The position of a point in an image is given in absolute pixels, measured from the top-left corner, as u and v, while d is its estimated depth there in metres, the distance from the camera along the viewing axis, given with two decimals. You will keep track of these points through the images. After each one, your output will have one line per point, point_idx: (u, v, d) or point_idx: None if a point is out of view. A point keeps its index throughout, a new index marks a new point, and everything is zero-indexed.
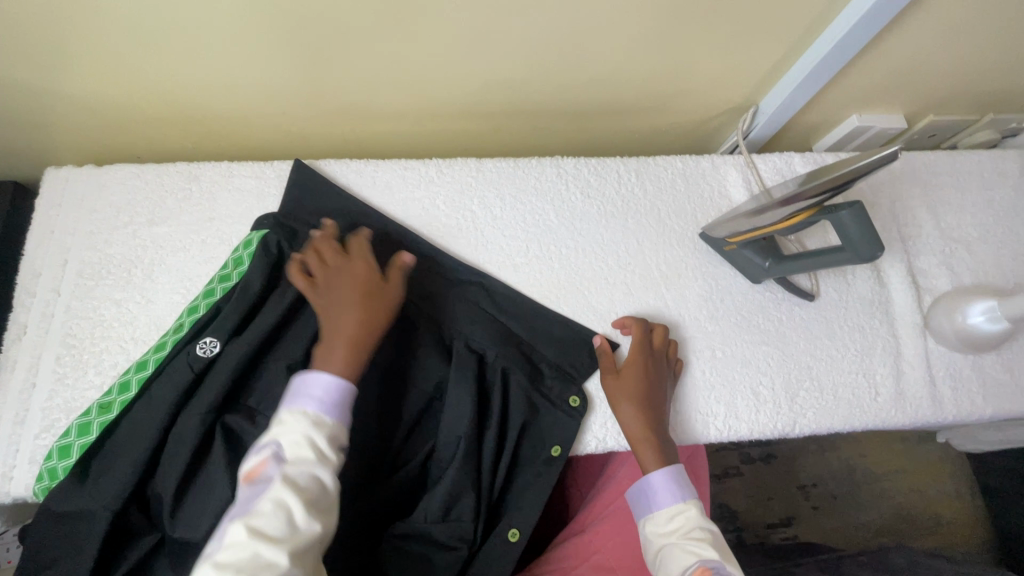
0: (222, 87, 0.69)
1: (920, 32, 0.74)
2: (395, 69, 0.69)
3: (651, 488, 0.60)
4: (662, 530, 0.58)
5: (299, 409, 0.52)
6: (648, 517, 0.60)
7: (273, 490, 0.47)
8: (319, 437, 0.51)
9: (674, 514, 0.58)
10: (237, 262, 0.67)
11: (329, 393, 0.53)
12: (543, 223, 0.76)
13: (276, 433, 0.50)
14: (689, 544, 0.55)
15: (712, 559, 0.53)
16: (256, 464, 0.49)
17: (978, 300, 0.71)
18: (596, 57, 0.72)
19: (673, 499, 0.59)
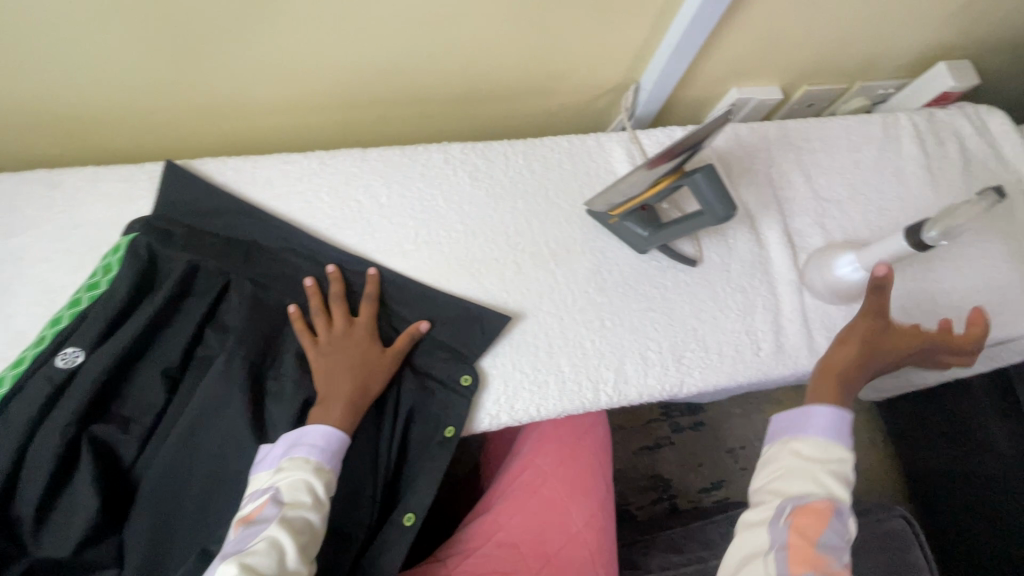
0: (74, 90, 0.66)
1: (772, 6, 0.79)
2: (258, 62, 0.68)
3: (811, 423, 0.63)
4: (815, 454, 0.62)
5: (299, 457, 0.58)
6: (801, 438, 0.63)
7: (269, 530, 0.53)
8: (316, 484, 0.57)
9: (830, 450, 0.62)
10: (106, 269, 0.65)
11: (327, 442, 0.59)
12: (432, 209, 0.76)
13: (281, 476, 0.57)
14: (820, 475, 0.60)
15: (839, 498, 0.59)
16: (256, 507, 0.55)
17: (842, 255, 0.77)
18: (467, 41, 0.73)
19: (831, 437, 0.62)
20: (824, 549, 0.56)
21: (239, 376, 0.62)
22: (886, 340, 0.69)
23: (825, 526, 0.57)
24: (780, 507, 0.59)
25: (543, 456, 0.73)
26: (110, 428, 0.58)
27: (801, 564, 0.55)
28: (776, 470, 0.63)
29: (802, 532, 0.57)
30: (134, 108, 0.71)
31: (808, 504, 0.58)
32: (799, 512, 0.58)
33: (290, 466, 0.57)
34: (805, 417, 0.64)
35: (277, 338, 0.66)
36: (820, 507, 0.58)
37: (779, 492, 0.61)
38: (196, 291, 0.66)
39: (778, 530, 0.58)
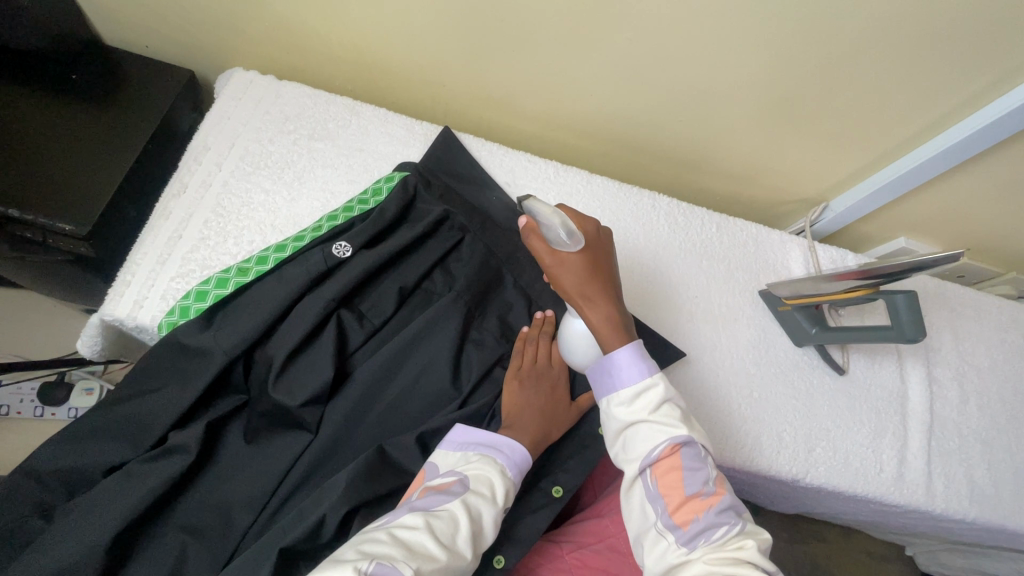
0: (409, 50, 0.82)
1: (974, 182, 0.89)
2: (553, 78, 0.82)
3: (616, 366, 0.60)
4: (630, 410, 0.58)
5: (489, 455, 0.63)
6: (611, 396, 0.60)
7: (452, 505, 0.57)
8: (498, 485, 0.61)
9: (639, 392, 0.59)
10: (377, 191, 0.77)
11: (514, 454, 0.63)
12: (631, 241, 0.87)
13: (470, 466, 0.62)
14: (646, 427, 0.57)
15: (681, 436, 0.56)
16: (444, 482, 0.60)
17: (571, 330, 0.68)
18: (718, 120, 0.85)
19: (637, 377, 0.59)
20: (693, 486, 0.54)
21: (457, 315, 0.71)
22: (581, 272, 0.63)
23: (684, 468, 0.55)
24: (641, 472, 0.56)
25: None
26: (351, 316, 0.69)
27: (686, 513, 0.53)
28: (622, 443, 0.59)
29: (667, 487, 0.55)
30: (439, 78, 0.86)
31: (658, 459, 0.55)
32: (656, 472, 0.56)
33: (481, 460, 0.62)
34: (607, 372, 0.60)
35: (487, 297, 0.76)
36: (668, 457, 0.55)
37: (631, 457, 0.57)
38: (439, 236, 0.76)
39: (650, 490, 0.55)
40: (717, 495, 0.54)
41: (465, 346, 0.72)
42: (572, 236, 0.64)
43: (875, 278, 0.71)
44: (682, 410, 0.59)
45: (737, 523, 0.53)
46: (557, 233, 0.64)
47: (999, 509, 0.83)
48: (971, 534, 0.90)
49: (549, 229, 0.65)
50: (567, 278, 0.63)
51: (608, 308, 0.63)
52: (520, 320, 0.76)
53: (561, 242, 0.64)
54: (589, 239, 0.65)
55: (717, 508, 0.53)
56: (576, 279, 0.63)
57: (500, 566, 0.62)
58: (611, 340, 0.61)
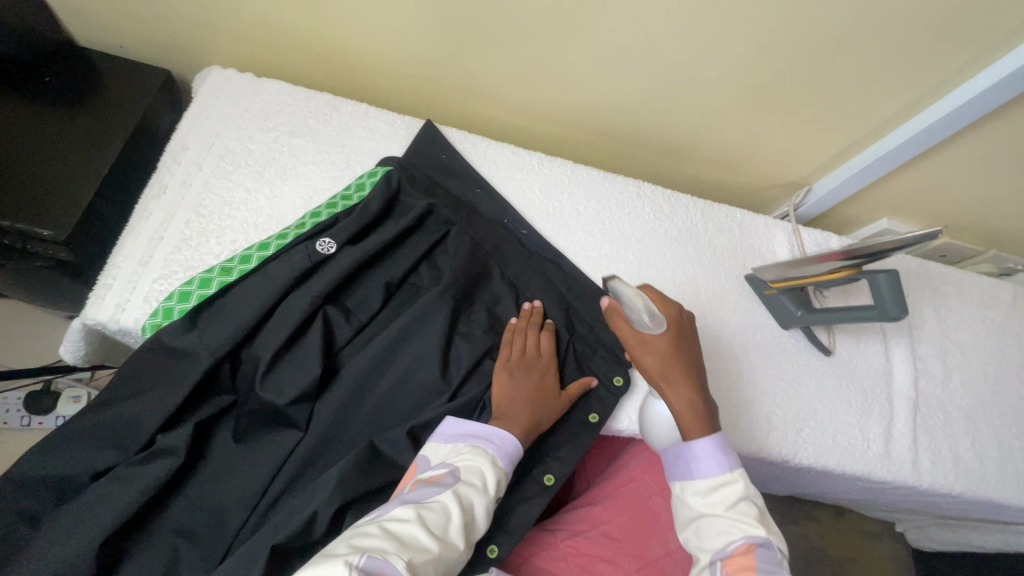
0: (388, 43, 0.81)
1: (953, 162, 0.90)
2: (535, 69, 0.82)
3: (695, 455, 0.61)
4: (705, 501, 0.60)
5: (480, 446, 0.63)
6: (686, 483, 0.62)
7: (444, 496, 0.58)
8: (489, 475, 0.61)
9: (717, 485, 0.60)
10: (360, 187, 0.76)
11: (505, 444, 0.64)
12: (618, 230, 0.87)
13: (461, 458, 0.62)
14: (722, 523, 0.58)
15: (758, 537, 0.56)
16: (436, 474, 0.61)
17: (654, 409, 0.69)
18: (701, 106, 0.85)
19: (715, 470, 0.60)
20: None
21: (445, 308, 0.71)
22: (665, 356, 0.65)
23: (756, 567, 0.55)
24: (712, 564, 0.57)
25: (652, 473, 0.78)
26: (338, 313, 0.68)
27: None
28: (694, 532, 0.60)
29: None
30: (420, 71, 0.85)
31: (731, 555, 0.56)
32: (728, 568, 0.56)
33: (472, 451, 0.62)
34: (685, 459, 0.62)
35: (474, 290, 0.76)
36: (742, 555, 0.56)
37: (701, 546, 0.59)
38: (424, 230, 0.76)
39: None
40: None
41: (453, 340, 0.72)
42: (655, 320, 0.66)
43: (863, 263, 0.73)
44: (759, 507, 0.59)
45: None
46: (640, 316, 0.66)
47: (984, 482, 0.85)
48: (958, 508, 0.92)
49: (632, 311, 0.67)
50: (649, 360, 0.65)
51: (691, 394, 0.64)
52: (508, 311, 0.76)
53: (647, 325, 0.66)
54: (674, 322, 0.67)
55: None
56: (662, 362, 0.65)
57: (492, 556, 0.63)
58: (689, 426, 0.63)
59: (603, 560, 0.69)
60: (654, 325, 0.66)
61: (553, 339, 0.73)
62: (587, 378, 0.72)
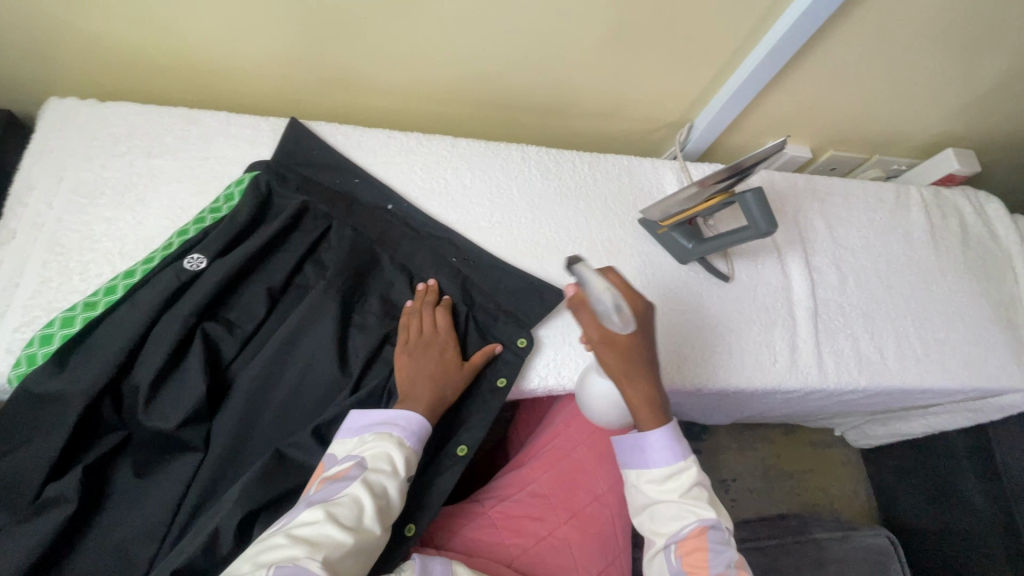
0: (232, 45, 0.78)
1: (816, 74, 0.93)
2: (389, 48, 0.81)
3: (648, 445, 0.62)
4: (661, 488, 0.62)
5: (385, 432, 0.62)
6: (642, 471, 0.63)
7: (353, 488, 0.56)
8: (397, 458, 0.61)
9: (672, 474, 0.62)
10: (229, 197, 0.74)
11: (411, 424, 0.63)
12: (506, 196, 0.87)
13: (367, 446, 0.61)
14: (680, 507, 0.60)
15: (709, 520, 0.59)
16: (341, 469, 0.59)
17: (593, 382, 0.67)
18: (564, 59, 0.85)
19: (669, 458, 0.62)
20: (718, 567, 0.57)
21: (333, 303, 0.70)
22: (630, 352, 0.62)
23: (709, 549, 0.58)
24: (666, 547, 0.60)
25: (574, 426, 0.79)
26: (219, 327, 0.67)
27: None
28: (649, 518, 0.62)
29: (692, 567, 0.58)
30: (275, 69, 0.82)
31: (685, 538, 0.59)
32: (681, 549, 0.59)
33: (377, 437, 0.61)
34: (639, 449, 0.63)
35: (365, 279, 0.75)
36: (695, 536, 0.58)
37: (659, 532, 0.61)
38: (302, 229, 0.75)
39: (674, 565, 0.59)
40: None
41: (347, 332, 0.71)
42: (625, 317, 0.60)
43: (727, 198, 0.78)
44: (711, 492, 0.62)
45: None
46: (606, 308, 0.59)
47: (887, 372, 0.90)
48: (872, 401, 0.97)
49: (598, 303, 0.59)
50: (611, 357, 0.62)
51: (650, 390, 0.63)
52: (402, 295, 0.76)
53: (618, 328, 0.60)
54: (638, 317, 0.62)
55: None
56: (625, 360, 0.62)
57: (411, 534, 0.64)
58: (647, 421, 0.63)
59: (533, 518, 0.70)
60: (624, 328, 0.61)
61: (449, 314, 0.73)
62: (490, 346, 0.73)
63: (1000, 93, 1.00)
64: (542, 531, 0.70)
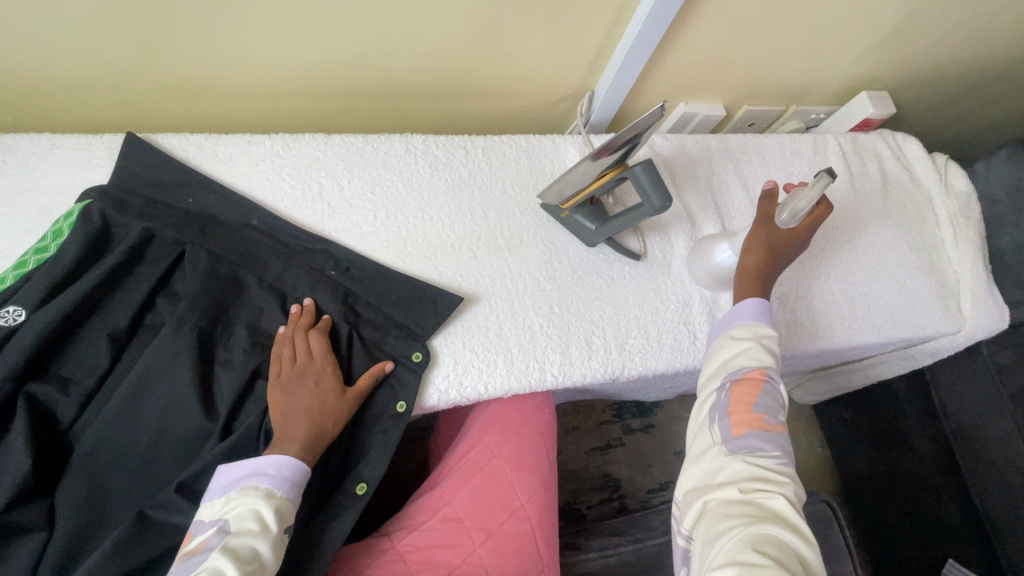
0: (36, 58, 0.67)
1: (714, 27, 0.87)
2: (227, 44, 0.70)
3: (739, 311, 0.69)
4: (742, 335, 0.66)
5: (251, 485, 0.56)
6: (730, 328, 0.68)
7: (211, 560, 0.51)
8: (266, 512, 0.55)
9: (755, 330, 0.66)
10: (57, 234, 0.65)
11: (282, 470, 0.57)
12: (392, 195, 0.79)
13: (231, 507, 0.55)
14: (751, 352, 0.64)
15: (772, 371, 0.63)
16: (201, 540, 0.53)
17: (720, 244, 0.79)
18: (436, 35, 0.77)
19: (758, 321, 0.67)
20: (762, 407, 0.60)
21: (187, 343, 0.62)
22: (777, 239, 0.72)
23: (762, 392, 0.61)
24: (721, 386, 0.63)
25: (490, 435, 0.73)
26: (48, 388, 0.58)
27: (742, 424, 0.60)
28: (716, 360, 0.67)
29: (740, 399, 0.61)
30: (100, 80, 0.71)
31: (742, 375, 0.63)
32: (734, 385, 0.62)
33: (242, 493, 0.55)
34: (732, 312, 0.70)
35: (228, 310, 0.67)
36: (754, 376, 0.62)
37: (722, 369, 0.65)
38: (148, 260, 0.66)
39: (722, 398, 0.62)
40: (777, 428, 0.60)
41: (209, 373, 0.63)
42: (795, 217, 0.72)
43: (621, 173, 0.71)
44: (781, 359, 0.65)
45: (783, 456, 0.58)
46: (797, 205, 0.71)
47: (810, 335, 0.87)
48: (805, 362, 0.95)
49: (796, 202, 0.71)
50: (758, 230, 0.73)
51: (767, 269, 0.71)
52: (276, 321, 0.68)
53: (782, 224, 0.73)
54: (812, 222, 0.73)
55: (771, 434, 0.59)
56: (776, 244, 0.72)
57: None
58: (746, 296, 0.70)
59: (445, 546, 0.65)
60: (786, 225, 0.73)
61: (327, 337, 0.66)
62: (379, 365, 0.67)
63: (908, 26, 0.95)
64: (456, 559, 0.64)
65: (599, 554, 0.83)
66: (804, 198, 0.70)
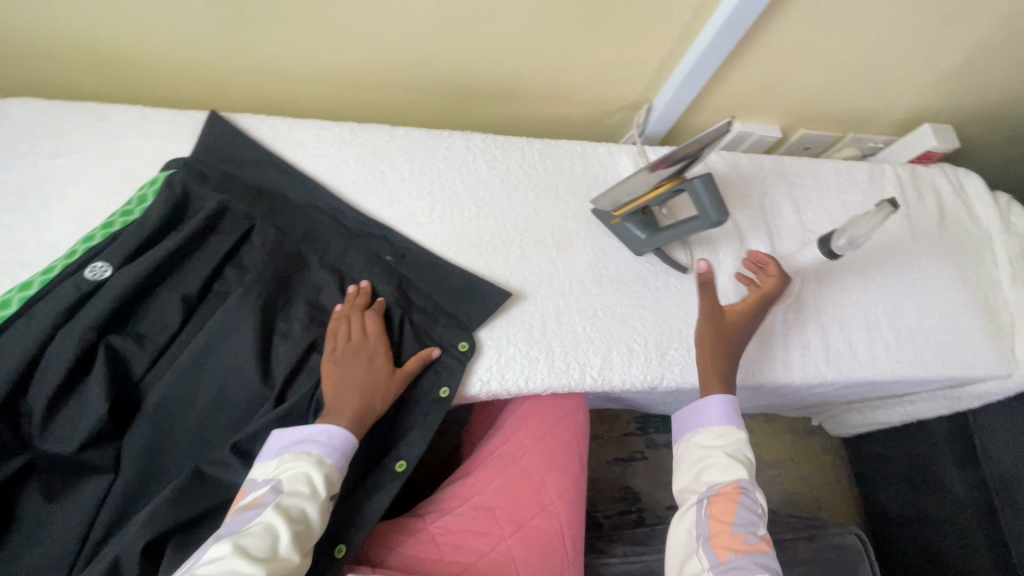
0: (138, 34, 0.72)
1: (779, 48, 0.87)
2: (312, 34, 0.75)
3: (702, 411, 0.69)
4: (711, 444, 0.67)
5: (304, 449, 0.58)
6: (698, 433, 0.69)
7: (265, 515, 0.53)
8: (316, 477, 0.57)
9: (722, 434, 0.67)
10: (141, 199, 0.69)
11: (333, 439, 0.59)
12: (449, 189, 0.82)
13: (285, 468, 0.57)
14: (723, 462, 0.65)
15: (745, 482, 0.63)
16: (256, 495, 0.56)
17: (773, 263, 0.83)
18: (507, 38, 0.79)
19: (725, 423, 0.68)
20: (740, 527, 0.60)
21: (252, 310, 0.66)
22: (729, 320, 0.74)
23: (739, 508, 0.61)
24: (698, 502, 0.64)
25: (525, 431, 0.75)
26: (126, 340, 0.62)
27: (723, 548, 0.60)
28: (692, 468, 0.67)
29: (720, 519, 0.61)
30: (191, 59, 0.76)
31: (716, 492, 0.63)
32: (711, 505, 0.63)
33: (295, 456, 0.58)
34: (695, 412, 0.70)
35: (290, 284, 0.70)
36: (728, 492, 0.62)
37: (697, 482, 0.66)
38: (221, 230, 0.70)
39: (701, 518, 0.63)
40: (760, 546, 0.60)
41: (269, 341, 0.66)
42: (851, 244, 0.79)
43: (681, 185, 0.72)
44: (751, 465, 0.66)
45: (771, 574, 0.58)
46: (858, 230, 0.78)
47: (857, 363, 0.86)
48: (848, 392, 0.93)
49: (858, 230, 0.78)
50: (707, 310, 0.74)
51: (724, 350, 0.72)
52: (334, 299, 0.71)
53: (840, 249, 0.79)
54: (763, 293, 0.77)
55: (754, 555, 0.59)
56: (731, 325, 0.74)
57: (343, 554, 0.60)
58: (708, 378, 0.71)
59: (476, 533, 0.66)
60: (843, 250, 0.79)
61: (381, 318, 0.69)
62: (426, 350, 0.69)
63: (978, 60, 0.94)
64: (485, 546, 0.66)
65: (621, 560, 0.83)
66: (866, 223, 0.77)
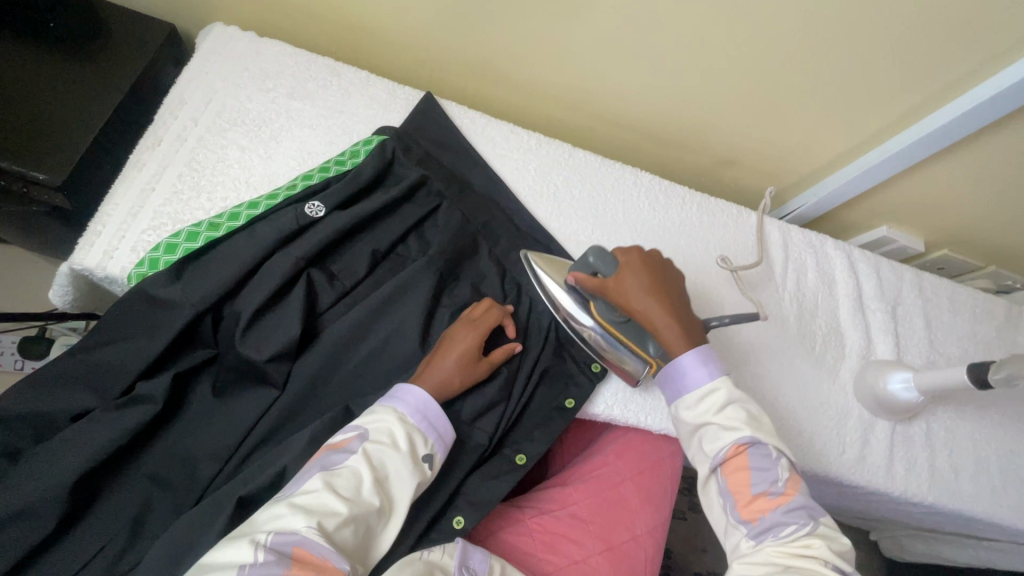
0: (391, 11, 0.80)
1: (955, 169, 0.89)
2: (537, 49, 0.82)
3: (682, 372, 0.62)
4: (698, 409, 0.61)
5: (391, 406, 0.59)
6: (678, 400, 0.63)
7: (354, 461, 0.55)
8: (399, 432, 0.58)
9: (704, 393, 0.61)
10: (354, 154, 0.76)
11: (416, 401, 0.60)
12: (611, 217, 0.86)
13: (369, 417, 0.58)
14: (716, 425, 0.59)
15: (746, 437, 0.58)
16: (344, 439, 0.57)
17: (899, 371, 0.84)
18: (704, 95, 0.84)
19: (705, 379, 0.61)
20: (760, 486, 0.56)
21: (429, 280, 0.71)
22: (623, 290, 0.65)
23: (752, 464, 0.56)
24: (712, 474, 0.59)
25: (626, 460, 0.78)
26: (323, 276, 0.69)
27: (753, 511, 0.55)
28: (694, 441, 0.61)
29: (738, 484, 0.57)
30: (423, 43, 0.84)
31: (724, 460, 0.58)
32: (724, 474, 0.58)
33: (383, 411, 0.59)
34: (676, 379, 0.63)
35: (461, 266, 0.76)
36: (732, 457, 0.57)
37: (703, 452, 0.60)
38: (415, 201, 0.76)
39: (719, 487, 0.58)
40: (786, 495, 0.55)
41: (433, 312, 0.72)
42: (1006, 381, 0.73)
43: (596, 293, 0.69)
44: (750, 413, 0.60)
45: (808, 522, 0.54)
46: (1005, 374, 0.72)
47: (958, 494, 0.85)
48: (931, 518, 0.92)
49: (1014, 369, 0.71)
50: (625, 292, 0.65)
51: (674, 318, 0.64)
52: (494, 289, 0.76)
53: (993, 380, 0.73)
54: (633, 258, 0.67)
55: (779, 509, 0.55)
56: (628, 293, 0.65)
57: (459, 527, 0.65)
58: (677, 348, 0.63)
59: (570, 539, 0.70)
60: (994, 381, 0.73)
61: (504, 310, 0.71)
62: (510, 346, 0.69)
63: None
64: (576, 555, 0.69)
65: None
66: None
